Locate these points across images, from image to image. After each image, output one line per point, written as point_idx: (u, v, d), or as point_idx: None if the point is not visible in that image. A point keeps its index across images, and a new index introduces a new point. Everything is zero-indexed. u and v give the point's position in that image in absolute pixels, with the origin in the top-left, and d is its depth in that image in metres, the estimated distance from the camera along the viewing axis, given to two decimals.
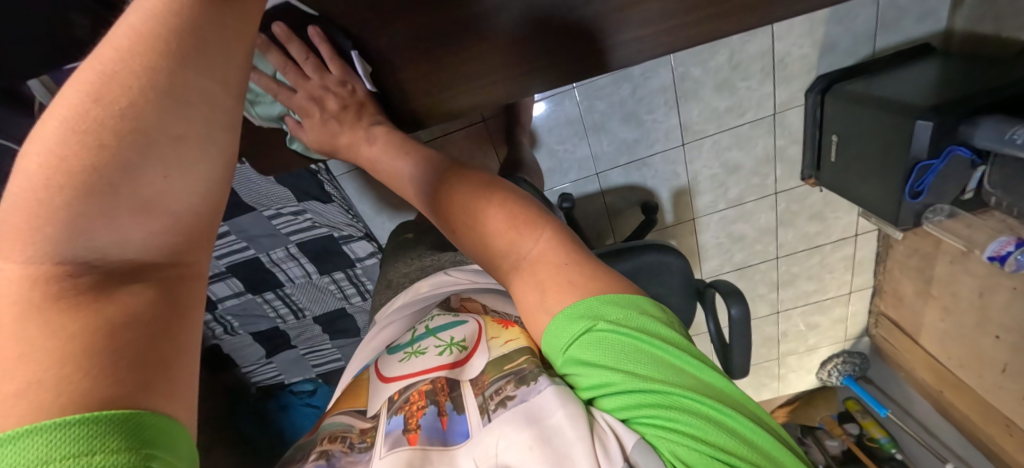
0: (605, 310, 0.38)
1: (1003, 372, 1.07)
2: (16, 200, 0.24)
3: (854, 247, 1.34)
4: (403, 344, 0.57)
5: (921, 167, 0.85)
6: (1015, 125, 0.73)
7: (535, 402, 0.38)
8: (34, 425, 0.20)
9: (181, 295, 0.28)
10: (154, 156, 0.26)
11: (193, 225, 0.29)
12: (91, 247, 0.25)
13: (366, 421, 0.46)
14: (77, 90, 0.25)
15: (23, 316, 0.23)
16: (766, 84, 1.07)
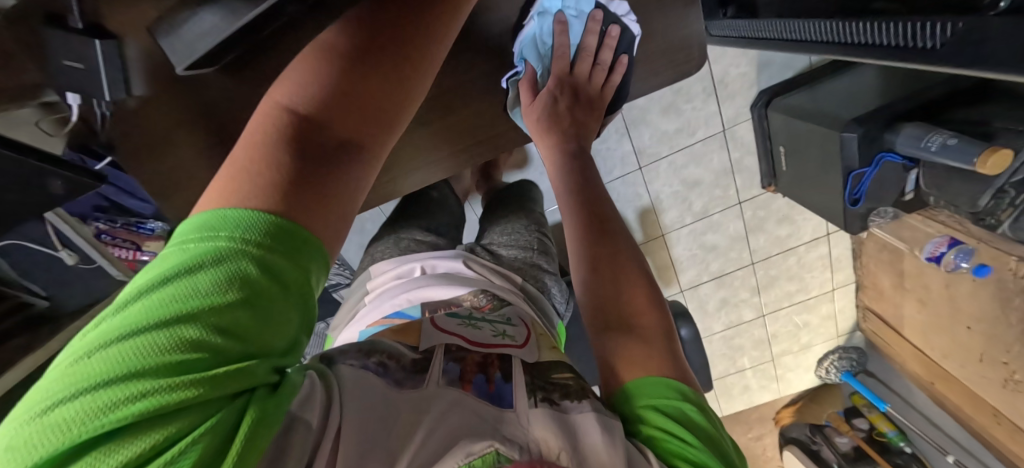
0: (696, 397, 0.43)
1: (982, 361, 1.05)
2: (278, 92, 0.35)
3: (828, 246, 1.35)
4: (456, 314, 0.59)
5: (855, 175, 0.89)
6: (929, 133, 0.76)
7: (576, 418, 0.40)
8: (229, 211, 0.28)
9: (333, 186, 0.32)
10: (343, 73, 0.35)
11: (354, 133, 0.35)
12: (298, 120, 0.33)
13: (418, 352, 0.48)
14: (329, 40, 0.37)
15: (253, 151, 0.31)
16: (710, 103, 1.12)
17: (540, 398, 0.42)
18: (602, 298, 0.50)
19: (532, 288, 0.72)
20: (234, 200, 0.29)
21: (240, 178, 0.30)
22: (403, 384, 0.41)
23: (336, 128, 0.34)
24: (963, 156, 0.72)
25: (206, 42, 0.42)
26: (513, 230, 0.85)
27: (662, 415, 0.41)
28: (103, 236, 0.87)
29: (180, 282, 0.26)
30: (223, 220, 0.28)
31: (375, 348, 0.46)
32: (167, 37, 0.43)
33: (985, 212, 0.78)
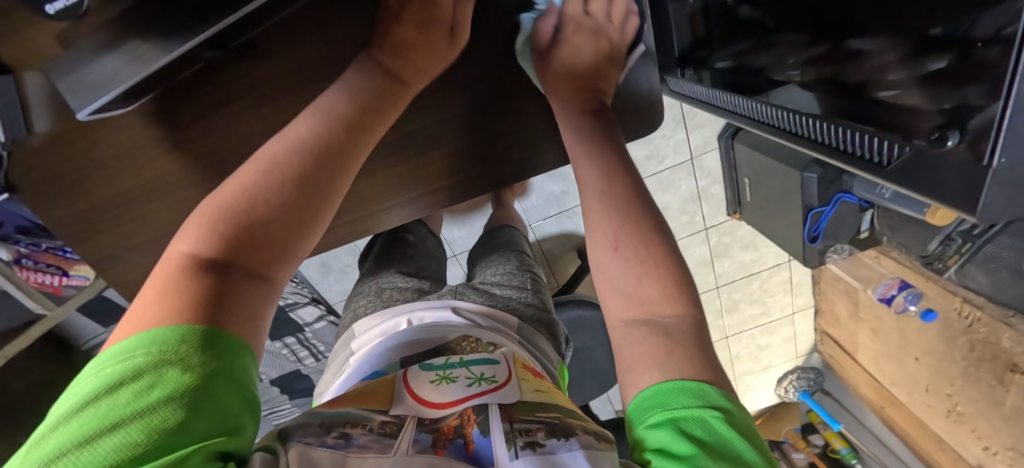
0: (732, 411, 0.33)
1: (927, 391, 1.08)
2: (201, 214, 0.37)
3: (789, 272, 1.37)
4: (431, 362, 0.51)
5: (814, 213, 0.90)
6: (883, 180, 0.78)
7: (568, 459, 0.34)
8: (147, 331, 0.30)
9: (244, 293, 0.34)
10: (260, 189, 0.38)
11: (270, 241, 0.37)
12: (214, 237, 0.35)
13: (388, 416, 0.39)
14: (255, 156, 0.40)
15: (171, 275, 0.33)
16: (678, 131, 1.11)
17: (524, 444, 0.36)
18: (602, 278, 0.44)
19: (530, 331, 0.63)
20: (163, 303, 0.31)
21: (155, 301, 0.32)
22: (365, 450, 0.34)
23: (261, 235, 0.36)
24: (914, 205, 0.73)
25: (107, 88, 0.37)
26: (502, 268, 0.77)
27: (677, 431, 0.32)
28: (23, 260, 0.77)
29: (126, 389, 0.27)
30: (152, 335, 0.30)
31: (337, 417, 0.38)
32: (63, 77, 0.38)
33: (934, 256, 0.80)
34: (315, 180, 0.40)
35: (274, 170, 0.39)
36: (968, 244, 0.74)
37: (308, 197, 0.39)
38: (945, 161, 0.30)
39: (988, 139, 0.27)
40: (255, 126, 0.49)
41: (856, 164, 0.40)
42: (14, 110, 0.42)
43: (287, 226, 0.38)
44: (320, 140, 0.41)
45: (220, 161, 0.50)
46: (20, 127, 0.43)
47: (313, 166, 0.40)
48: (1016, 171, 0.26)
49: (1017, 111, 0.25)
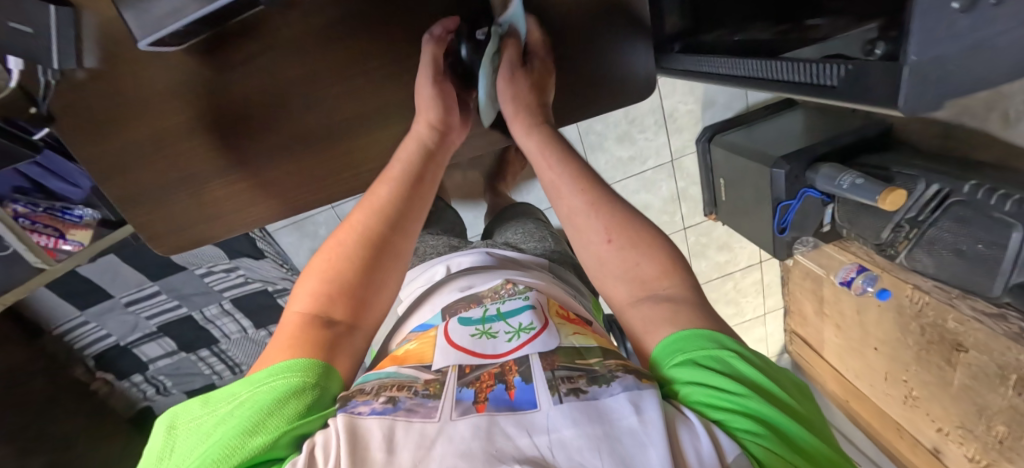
0: (736, 346, 0.43)
1: (886, 380, 1.16)
2: (311, 272, 0.50)
3: (761, 273, 1.47)
4: (468, 316, 0.55)
5: (782, 206, 0.99)
6: (842, 172, 0.87)
7: (603, 403, 0.38)
8: (280, 365, 0.42)
9: (342, 336, 0.47)
10: (355, 257, 0.50)
11: (359, 299, 0.49)
12: (323, 296, 0.48)
13: (432, 374, 0.45)
14: (348, 228, 0.53)
15: (297, 322, 0.46)
16: (661, 134, 1.20)
17: (567, 391, 0.40)
18: (602, 270, 0.52)
19: (562, 273, 0.70)
20: (293, 343, 0.44)
21: (288, 341, 0.45)
22: (412, 413, 0.39)
23: (351, 295, 0.49)
24: (867, 193, 0.83)
25: (174, 21, 0.42)
26: (525, 226, 0.83)
27: (701, 366, 0.40)
28: (20, 220, 0.76)
29: (257, 399, 0.39)
30: (281, 369, 0.42)
31: (387, 382, 0.44)
32: (132, 8, 0.42)
33: (886, 244, 0.90)
34: (393, 244, 0.53)
35: (361, 239, 0.52)
36: (915, 230, 0.83)
37: (386, 265, 0.52)
38: (877, 69, 0.42)
39: (909, 41, 0.38)
40: (294, 71, 0.54)
41: (812, 90, 0.52)
42: (71, 42, 0.46)
43: (370, 286, 0.50)
44: (395, 214, 0.54)
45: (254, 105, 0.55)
46: (72, 59, 0.47)
47: (390, 232, 0.53)
48: (924, 65, 0.38)
49: (920, 26, 0.37)
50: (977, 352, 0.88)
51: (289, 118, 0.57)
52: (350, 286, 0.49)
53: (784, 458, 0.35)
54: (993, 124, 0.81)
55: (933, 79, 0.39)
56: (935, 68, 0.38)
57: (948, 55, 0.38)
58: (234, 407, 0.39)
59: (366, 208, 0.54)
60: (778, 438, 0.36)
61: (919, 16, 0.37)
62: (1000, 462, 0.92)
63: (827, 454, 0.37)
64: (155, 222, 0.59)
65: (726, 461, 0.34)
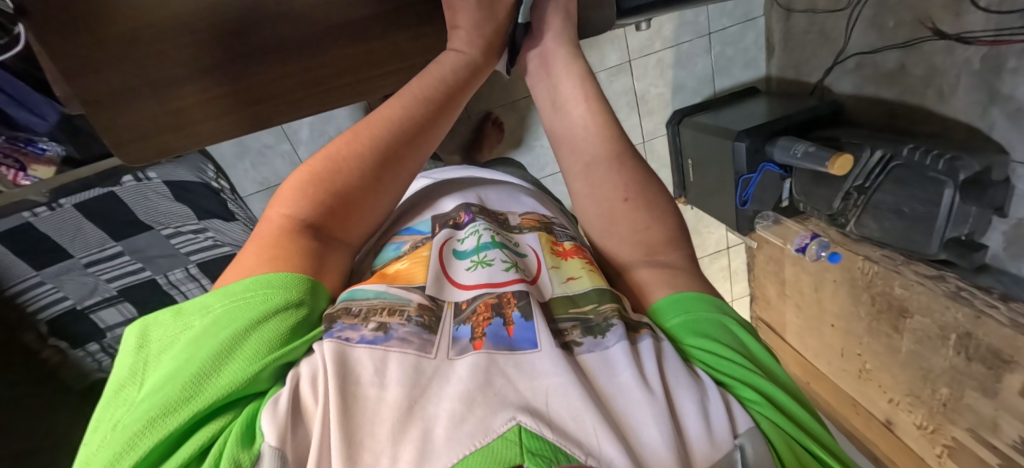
0: (733, 312, 0.40)
1: (843, 355, 1.20)
2: (299, 176, 0.41)
3: (728, 259, 1.51)
4: (463, 247, 0.47)
5: (743, 180, 1.04)
6: (797, 142, 0.93)
7: (600, 358, 0.33)
8: (259, 279, 0.34)
9: (328, 256, 0.39)
10: (357, 167, 0.42)
11: (351, 216, 0.42)
12: (313, 206, 0.39)
13: (424, 299, 0.38)
14: (357, 133, 0.43)
15: (279, 234, 0.37)
16: (632, 115, 1.25)
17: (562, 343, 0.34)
18: (610, 232, 0.49)
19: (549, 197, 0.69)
20: (274, 259, 0.35)
21: (267, 253, 0.36)
22: (406, 344, 0.32)
23: (346, 212, 0.41)
24: (818, 160, 0.88)
25: None
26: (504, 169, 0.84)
27: (703, 330, 0.37)
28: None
29: (230, 321, 0.31)
30: (262, 283, 0.33)
31: (377, 304, 0.36)
32: None
33: (838, 212, 0.94)
34: (402, 166, 0.45)
35: (366, 155, 0.43)
36: (863, 197, 0.89)
37: (389, 183, 0.44)
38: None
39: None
40: None
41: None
42: None
43: (367, 205, 0.43)
44: (409, 131, 0.46)
45: (238, 12, 0.55)
46: None
47: (399, 151, 0.45)
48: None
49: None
50: (921, 315, 0.93)
51: (269, 25, 0.57)
52: (345, 202, 0.41)
53: (792, 437, 0.31)
54: (930, 100, 0.89)
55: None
56: None
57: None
58: (209, 325, 0.31)
59: (377, 118, 0.45)
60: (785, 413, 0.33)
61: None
62: (944, 426, 0.96)
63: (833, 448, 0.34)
64: (122, 130, 0.58)
65: (735, 434, 0.30)
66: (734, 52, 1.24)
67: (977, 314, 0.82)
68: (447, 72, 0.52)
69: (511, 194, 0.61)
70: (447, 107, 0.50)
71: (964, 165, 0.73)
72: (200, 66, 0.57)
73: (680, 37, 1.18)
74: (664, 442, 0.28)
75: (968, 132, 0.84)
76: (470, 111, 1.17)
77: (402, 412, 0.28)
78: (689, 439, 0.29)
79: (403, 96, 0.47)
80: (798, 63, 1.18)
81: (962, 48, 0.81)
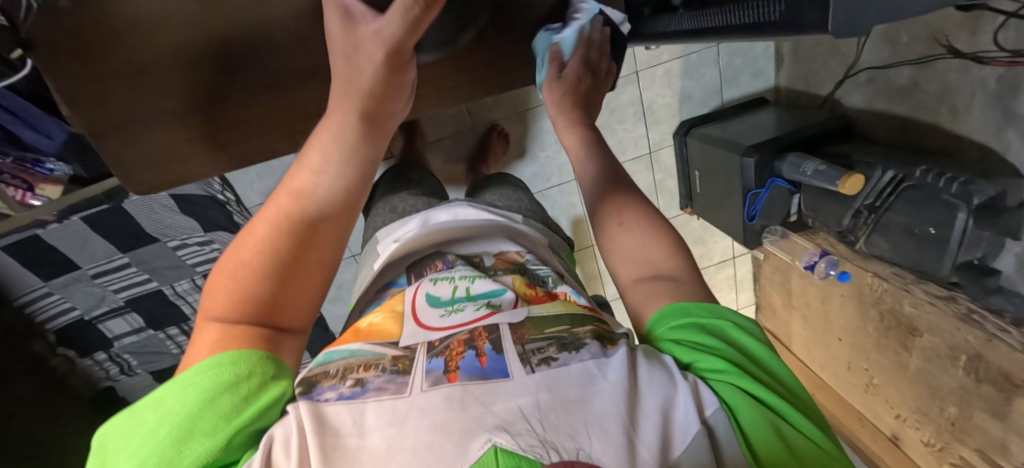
0: (731, 314, 0.40)
1: (849, 369, 1.20)
2: (226, 266, 0.38)
3: (733, 268, 1.49)
4: (436, 294, 0.48)
5: (751, 194, 1.04)
6: (806, 160, 0.92)
7: (576, 368, 0.33)
8: (199, 369, 0.31)
9: (277, 336, 0.37)
10: (283, 238, 0.39)
11: (294, 289, 0.39)
12: (244, 290, 0.37)
13: (399, 350, 0.38)
14: (274, 207, 0.41)
15: (218, 326, 0.35)
16: (639, 126, 1.24)
17: (538, 362, 0.34)
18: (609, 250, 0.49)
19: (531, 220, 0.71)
20: (215, 349, 0.33)
21: (209, 347, 0.34)
22: (383, 392, 0.32)
23: (285, 286, 0.38)
24: (828, 179, 0.87)
25: None
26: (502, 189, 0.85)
27: (690, 327, 0.38)
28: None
29: (187, 399, 0.30)
30: (205, 369, 0.31)
31: (353, 363, 0.37)
32: None
33: (848, 230, 0.94)
34: (320, 238, 0.41)
35: (290, 223, 0.40)
36: (873, 215, 0.88)
37: (326, 244, 0.42)
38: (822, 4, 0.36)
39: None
40: (280, 16, 0.52)
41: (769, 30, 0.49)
42: None
43: (309, 271, 0.40)
44: (328, 186, 0.43)
45: (244, 48, 0.54)
46: None
47: (324, 209, 0.42)
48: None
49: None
50: (930, 335, 0.92)
51: (272, 59, 0.56)
52: (283, 275, 0.38)
53: (764, 415, 0.31)
54: (943, 118, 0.88)
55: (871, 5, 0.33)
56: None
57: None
58: (162, 411, 0.30)
59: (291, 183, 0.43)
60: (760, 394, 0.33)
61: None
62: (952, 444, 0.96)
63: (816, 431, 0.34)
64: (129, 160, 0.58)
65: (702, 412, 0.31)
66: (743, 62, 1.23)
67: (989, 337, 0.81)
68: (352, 107, 0.47)
69: (489, 230, 0.62)
70: (360, 146, 0.47)
71: (978, 190, 0.72)
72: (207, 97, 0.57)
73: (688, 47, 1.17)
74: (643, 444, 0.28)
75: (982, 152, 0.82)
76: (474, 122, 1.16)
77: (378, 456, 0.27)
78: (670, 423, 0.30)
79: (306, 154, 0.44)
80: (807, 74, 1.17)
81: (977, 67, 0.79)
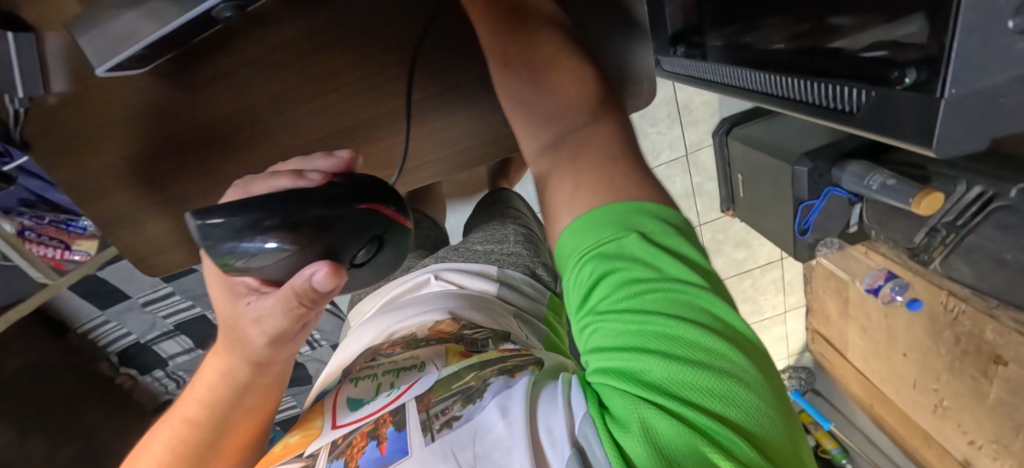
0: (639, 220, 0.29)
1: (915, 387, 1.08)
2: (152, 458, 0.41)
3: (781, 270, 1.33)
4: (359, 397, 0.43)
5: (804, 206, 0.92)
6: (872, 172, 0.80)
7: (479, 421, 0.31)
8: None
9: None
10: (200, 443, 0.41)
11: (218, 464, 0.43)
12: None
13: (301, 461, 0.37)
14: (193, 413, 0.41)
15: None
16: (674, 128, 1.07)
17: (441, 425, 0.33)
18: None
19: (506, 275, 0.65)
20: None
21: None
22: None
23: None
24: (899, 196, 0.76)
25: (132, 43, 0.39)
26: (491, 228, 0.81)
27: (587, 269, 0.29)
28: (26, 232, 0.78)
29: None
30: None
31: None
32: (86, 33, 0.39)
33: (920, 248, 0.84)
34: (236, 432, 0.43)
35: (203, 431, 0.41)
36: (952, 235, 0.78)
37: (245, 429, 0.44)
38: (904, 99, 0.30)
39: (941, 69, 0.26)
40: (262, 93, 0.49)
41: (825, 114, 0.39)
42: (34, 70, 0.43)
43: (230, 449, 0.44)
44: (239, 398, 0.42)
45: (230, 124, 0.51)
46: (39, 86, 0.44)
47: (237, 414, 0.43)
48: (966, 100, 0.26)
49: (964, 36, 0.24)
50: (1016, 366, 0.81)
51: (268, 138, 0.53)
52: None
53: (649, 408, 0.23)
54: None
55: (976, 114, 0.27)
56: (981, 103, 0.27)
57: (1002, 84, 0.26)
58: None
59: (201, 390, 0.41)
60: (646, 369, 0.24)
61: (956, 37, 0.25)
62: None
63: (741, 388, 0.24)
64: (139, 246, 0.58)
65: (573, 431, 0.26)
66: None
67: None
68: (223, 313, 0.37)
69: (439, 300, 0.57)
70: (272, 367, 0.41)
71: None
72: (203, 178, 0.55)
73: None
74: None
75: None
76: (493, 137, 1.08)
77: None
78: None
79: (212, 360, 0.41)
80: None
81: None
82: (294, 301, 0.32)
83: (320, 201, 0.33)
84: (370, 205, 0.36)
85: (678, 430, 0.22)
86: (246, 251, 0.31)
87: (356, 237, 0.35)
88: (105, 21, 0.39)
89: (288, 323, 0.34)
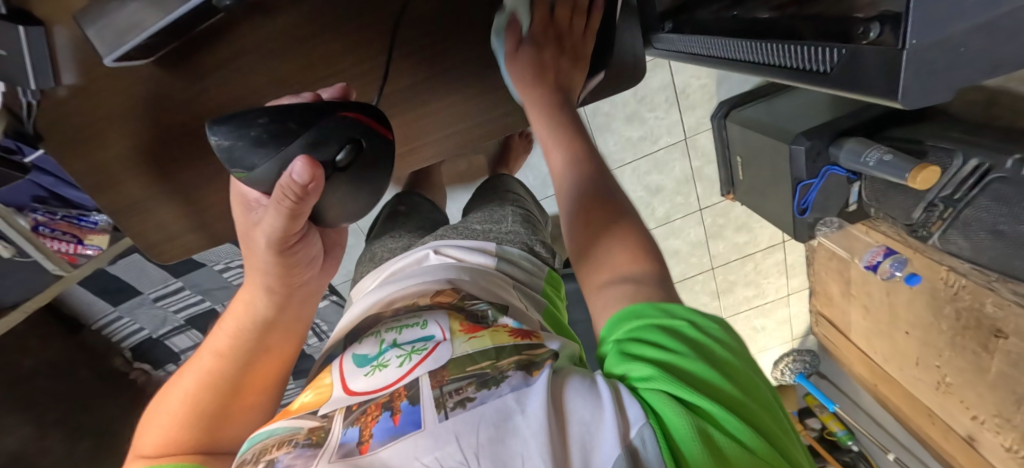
0: (697, 314, 0.35)
1: (917, 364, 1.09)
2: (177, 396, 0.41)
3: (784, 253, 1.33)
4: (365, 352, 0.45)
5: (802, 186, 0.93)
6: (868, 148, 0.81)
7: (495, 407, 0.32)
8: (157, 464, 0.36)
9: (229, 436, 0.42)
10: (228, 374, 0.43)
11: (241, 405, 0.43)
12: (195, 411, 0.40)
13: (317, 421, 0.36)
14: (225, 343, 0.44)
15: (172, 435, 0.39)
16: (673, 112, 1.05)
17: (455, 404, 0.33)
18: None
19: (504, 249, 0.67)
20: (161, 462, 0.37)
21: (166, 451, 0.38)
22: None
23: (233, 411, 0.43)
24: (896, 171, 0.76)
25: (137, 33, 0.40)
26: (489, 210, 0.82)
27: (651, 328, 0.33)
28: (40, 228, 0.80)
29: None
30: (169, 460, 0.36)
31: (267, 442, 0.34)
32: (92, 25, 0.41)
33: (918, 224, 0.84)
34: (260, 374, 0.45)
35: (234, 360, 0.43)
36: (949, 210, 0.78)
37: (269, 372, 0.46)
38: (871, 54, 0.31)
39: (903, 20, 0.28)
40: (261, 80, 0.51)
41: (802, 78, 0.40)
42: (45, 62, 0.45)
43: (254, 392, 0.45)
44: (267, 328, 0.45)
45: (232, 112, 0.53)
46: (49, 78, 0.46)
47: (263, 348, 0.45)
48: (927, 48, 0.28)
49: None
50: (1016, 338, 0.81)
51: None
52: (227, 401, 0.42)
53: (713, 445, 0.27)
54: None
55: (938, 64, 0.29)
56: (941, 53, 0.28)
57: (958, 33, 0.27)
58: None
59: (231, 322, 0.44)
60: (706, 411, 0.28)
61: None
62: None
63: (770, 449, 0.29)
64: (150, 233, 0.60)
65: (625, 433, 0.27)
66: None
67: None
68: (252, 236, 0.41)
69: (442, 269, 0.59)
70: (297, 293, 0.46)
71: None
72: (210, 165, 0.57)
73: None
74: None
75: None
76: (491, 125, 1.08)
77: None
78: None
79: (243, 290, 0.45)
80: None
81: None
82: (282, 197, 0.34)
83: (302, 104, 0.39)
84: (351, 113, 0.40)
85: (730, 454, 0.26)
86: (247, 158, 0.37)
87: (334, 137, 0.38)
88: (108, 12, 0.40)
89: (284, 222, 0.36)
